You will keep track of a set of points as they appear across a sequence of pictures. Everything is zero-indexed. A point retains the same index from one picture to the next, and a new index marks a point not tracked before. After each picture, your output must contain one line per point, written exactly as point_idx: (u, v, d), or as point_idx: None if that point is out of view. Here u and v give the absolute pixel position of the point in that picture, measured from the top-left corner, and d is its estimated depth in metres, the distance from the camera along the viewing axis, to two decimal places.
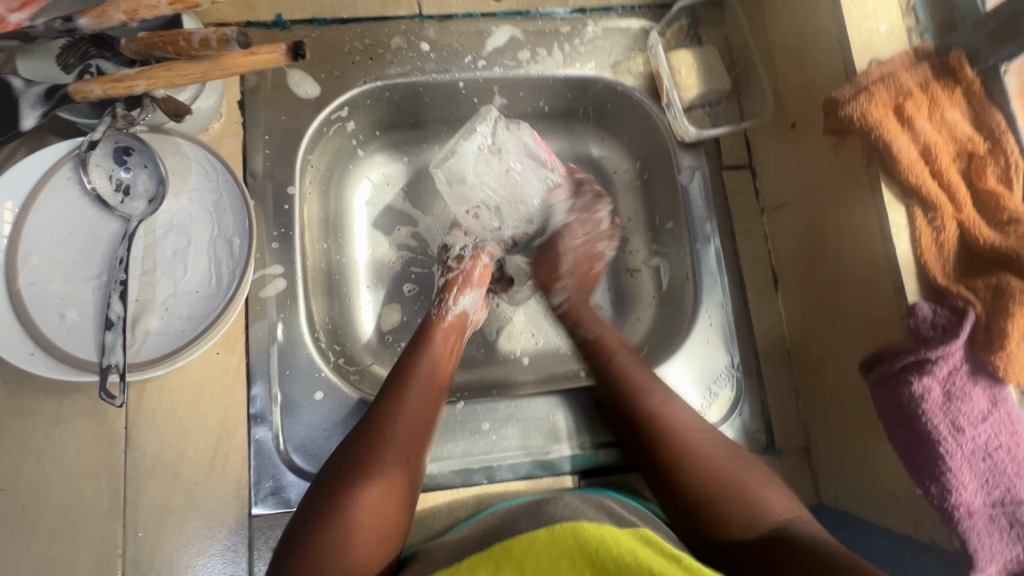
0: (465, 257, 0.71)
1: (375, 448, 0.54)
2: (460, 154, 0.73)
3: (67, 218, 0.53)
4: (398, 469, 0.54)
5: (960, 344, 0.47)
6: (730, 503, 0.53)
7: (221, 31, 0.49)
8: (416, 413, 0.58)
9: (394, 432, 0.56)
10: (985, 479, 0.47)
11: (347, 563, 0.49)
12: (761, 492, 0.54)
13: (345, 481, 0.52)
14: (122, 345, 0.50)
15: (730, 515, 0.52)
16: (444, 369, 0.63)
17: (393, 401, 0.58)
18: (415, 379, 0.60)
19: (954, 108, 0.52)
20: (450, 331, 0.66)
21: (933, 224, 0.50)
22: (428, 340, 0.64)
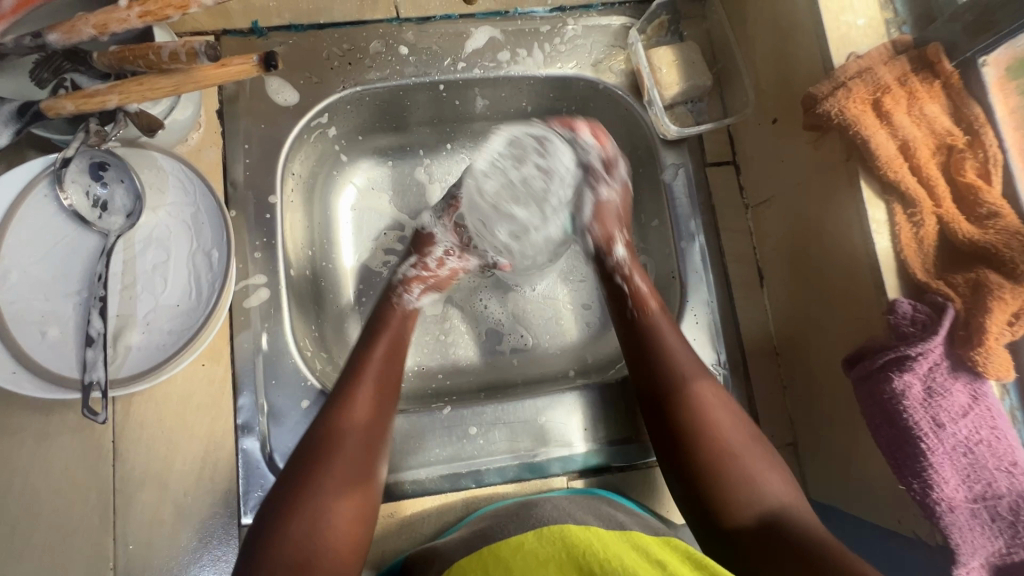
0: (444, 262, 0.71)
1: (321, 461, 0.52)
2: (502, 181, 0.70)
3: (45, 234, 0.53)
4: (365, 455, 0.54)
5: (940, 340, 0.47)
6: (729, 470, 0.52)
7: (189, 43, 0.47)
8: (375, 397, 0.57)
9: (343, 443, 0.53)
10: (967, 475, 0.47)
11: (325, 549, 0.48)
12: (762, 472, 0.52)
13: (315, 467, 0.51)
14: (104, 361, 0.49)
15: (735, 500, 0.51)
16: (393, 373, 0.60)
17: (336, 411, 0.55)
18: (361, 384, 0.57)
19: (933, 102, 0.52)
20: (394, 334, 0.63)
21: (912, 220, 0.50)
22: (374, 345, 0.61)
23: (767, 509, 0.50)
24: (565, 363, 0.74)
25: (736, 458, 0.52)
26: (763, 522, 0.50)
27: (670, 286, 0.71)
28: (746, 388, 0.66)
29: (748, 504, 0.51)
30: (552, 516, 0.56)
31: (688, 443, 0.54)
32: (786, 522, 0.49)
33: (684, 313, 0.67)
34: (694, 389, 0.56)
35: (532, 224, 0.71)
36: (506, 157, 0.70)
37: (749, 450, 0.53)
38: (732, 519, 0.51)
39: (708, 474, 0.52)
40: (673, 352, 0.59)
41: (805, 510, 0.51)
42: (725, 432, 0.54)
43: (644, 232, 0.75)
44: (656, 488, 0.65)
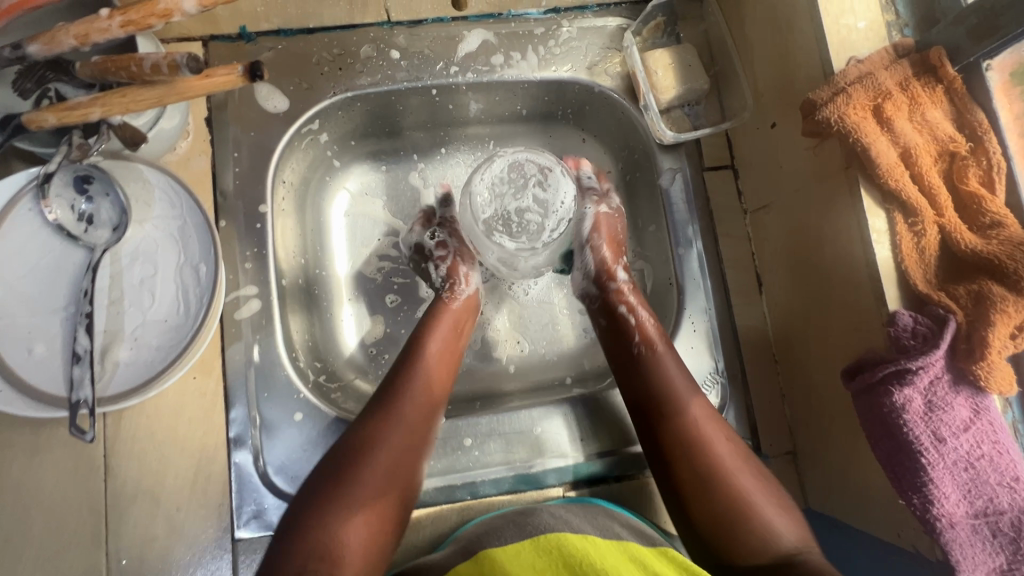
0: (448, 242, 0.71)
1: (361, 457, 0.54)
2: (496, 208, 0.70)
3: (29, 249, 0.52)
4: (408, 443, 0.56)
5: (941, 353, 0.46)
6: (740, 518, 0.52)
7: (171, 56, 0.46)
8: (424, 392, 0.59)
9: (386, 445, 0.55)
10: (968, 490, 0.46)
11: (351, 534, 0.50)
12: (772, 515, 0.52)
13: (357, 452, 0.54)
14: (91, 378, 0.49)
15: (745, 537, 0.51)
16: (440, 384, 0.61)
17: (384, 413, 0.57)
18: (416, 379, 0.60)
19: (935, 107, 0.50)
20: (444, 340, 0.64)
21: (914, 229, 0.49)
22: (421, 349, 0.62)
23: (783, 553, 0.50)
24: (561, 371, 0.73)
25: (743, 499, 0.53)
26: (779, 564, 0.49)
27: (667, 293, 0.70)
28: (745, 397, 0.65)
29: (763, 550, 0.51)
30: (550, 523, 0.55)
31: (691, 475, 0.55)
32: (804, 560, 0.49)
33: (681, 321, 0.66)
34: (698, 428, 0.56)
35: (521, 254, 0.70)
36: (504, 184, 0.70)
37: (756, 492, 0.53)
38: (741, 557, 0.51)
39: (714, 504, 0.53)
40: (676, 393, 0.58)
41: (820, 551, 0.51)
42: (729, 471, 0.54)
43: (641, 237, 0.74)
44: (652, 499, 0.64)
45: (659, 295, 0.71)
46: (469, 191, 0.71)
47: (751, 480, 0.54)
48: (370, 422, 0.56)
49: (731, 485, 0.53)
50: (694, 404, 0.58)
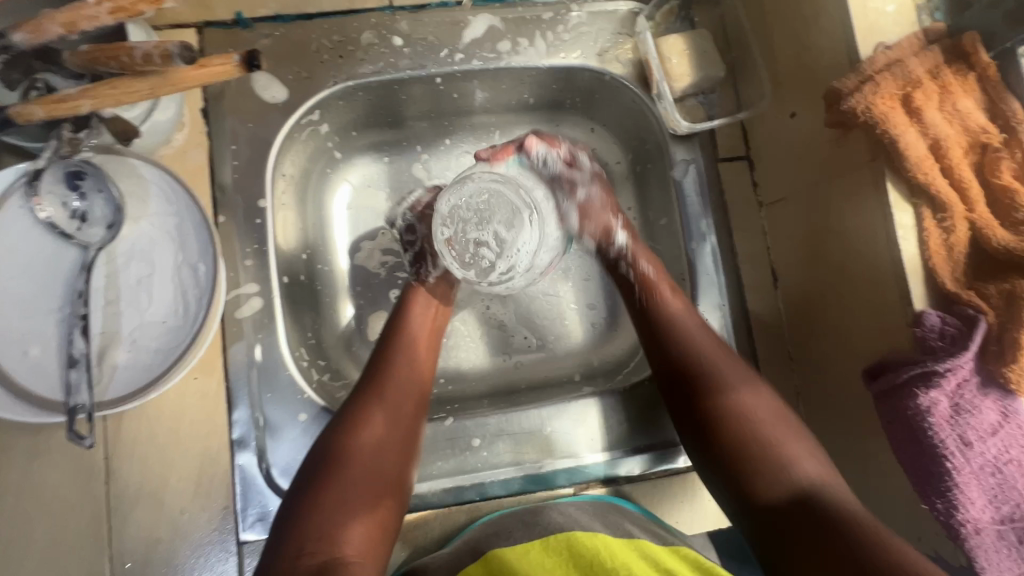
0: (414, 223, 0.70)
1: (349, 445, 0.52)
2: (454, 227, 0.63)
3: (20, 248, 0.50)
4: (394, 428, 0.54)
5: (970, 356, 0.44)
6: (761, 454, 0.50)
7: (164, 45, 0.44)
8: (407, 375, 0.58)
9: (372, 433, 0.53)
10: (994, 495, 0.45)
11: (350, 524, 0.48)
12: (795, 452, 0.50)
13: (343, 441, 0.52)
14: (87, 383, 0.47)
15: (763, 473, 0.50)
16: (424, 365, 0.60)
17: (370, 401, 0.55)
18: (395, 364, 0.58)
19: (967, 96, 0.48)
20: (421, 323, 0.62)
21: (942, 225, 0.47)
22: (403, 333, 0.61)
23: (800, 486, 0.48)
24: (569, 368, 0.72)
25: (766, 436, 0.51)
26: (796, 499, 0.48)
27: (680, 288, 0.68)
28: None
29: (781, 481, 0.49)
30: (559, 522, 0.55)
31: (711, 425, 0.53)
32: (819, 498, 0.47)
33: None
34: (717, 378, 0.54)
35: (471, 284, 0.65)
36: (469, 210, 0.63)
37: (782, 432, 0.51)
38: (761, 494, 0.50)
39: (737, 448, 0.51)
40: (693, 341, 0.57)
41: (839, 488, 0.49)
42: (752, 415, 0.52)
43: (652, 231, 0.72)
44: (662, 501, 0.63)
45: None
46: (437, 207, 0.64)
47: (771, 414, 0.52)
48: (353, 408, 0.54)
49: (747, 424, 0.52)
50: (718, 357, 0.56)
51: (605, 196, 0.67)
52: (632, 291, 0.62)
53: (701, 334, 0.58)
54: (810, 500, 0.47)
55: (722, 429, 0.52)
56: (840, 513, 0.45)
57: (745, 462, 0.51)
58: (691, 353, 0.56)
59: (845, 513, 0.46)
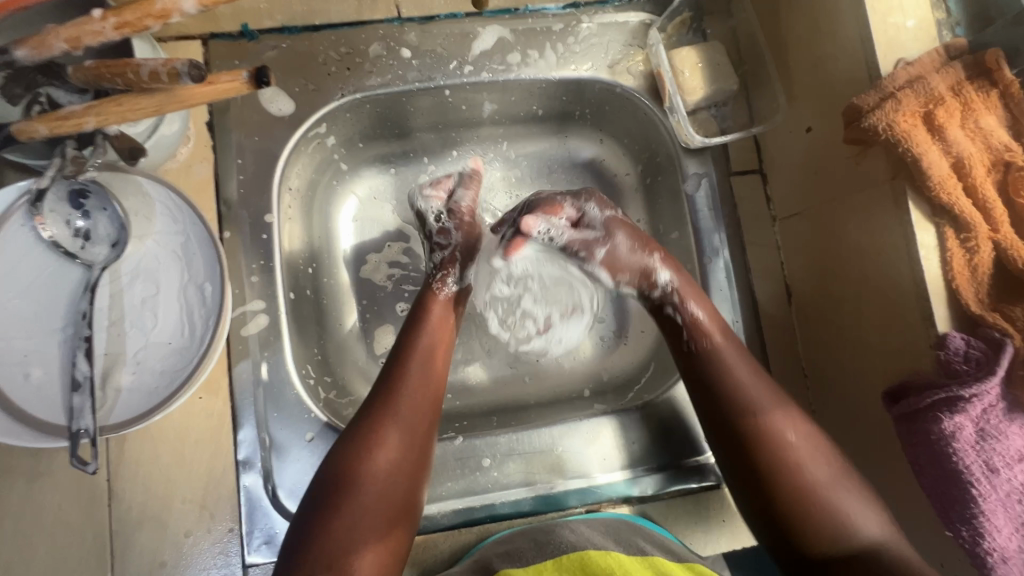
0: (449, 229, 0.66)
1: (362, 468, 0.50)
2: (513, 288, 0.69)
3: (24, 267, 0.49)
4: (408, 451, 0.53)
5: (996, 380, 0.43)
6: (817, 509, 0.49)
7: (170, 64, 0.42)
8: (420, 393, 0.55)
9: (385, 455, 0.51)
10: (1021, 522, 0.44)
11: (360, 552, 0.47)
12: (852, 508, 0.49)
13: (354, 465, 0.50)
14: (93, 407, 0.46)
15: (818, 528, 0.49)
16: (436, 375, 0.57)
17: (380, 418, 0.53)
18: (408, 384, 0.55)
19: (989, 113, 0.47)
20: (435, 332, 0.60)
21: (965, 245, 0.46)
22: (415, 342, 0.58)
23: (858, 547, 0.47)
24: (579, 384, 0.71)
25: (822, 493, 0.49)
26: (849, 557, 0.47)
27: None
28: None
29: (836, 536, 0.48)
30: (572, 542, 0.54)
31: (768, 483, 0.51)
32: (880, 556, 0.46)
33: None
34: (768, 424, 0.52)
35: (503, 340, 0.71)
36: (539, 283, 0.69)
37: (840, 487, 0.49)
38: (813, 547, 0.49)
39: (791, 497, 0.50)
40: (751, 402, 0.53)
41: (903, 541, 0.48)
42: (806, 474, 0.50)
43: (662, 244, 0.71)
44: (674, 522, 0.61)
45: None
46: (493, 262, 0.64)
47: (830, 466, 0.50)
48: (364, 425, 0.53)
49: (803, 473, 0.50)
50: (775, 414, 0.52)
51: (632, 238, 0.61)
52: (678, 335, 0.58)
53: (750, 376, 0.54)
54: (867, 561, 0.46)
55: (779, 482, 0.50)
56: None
57: (801, 517, 0.49)
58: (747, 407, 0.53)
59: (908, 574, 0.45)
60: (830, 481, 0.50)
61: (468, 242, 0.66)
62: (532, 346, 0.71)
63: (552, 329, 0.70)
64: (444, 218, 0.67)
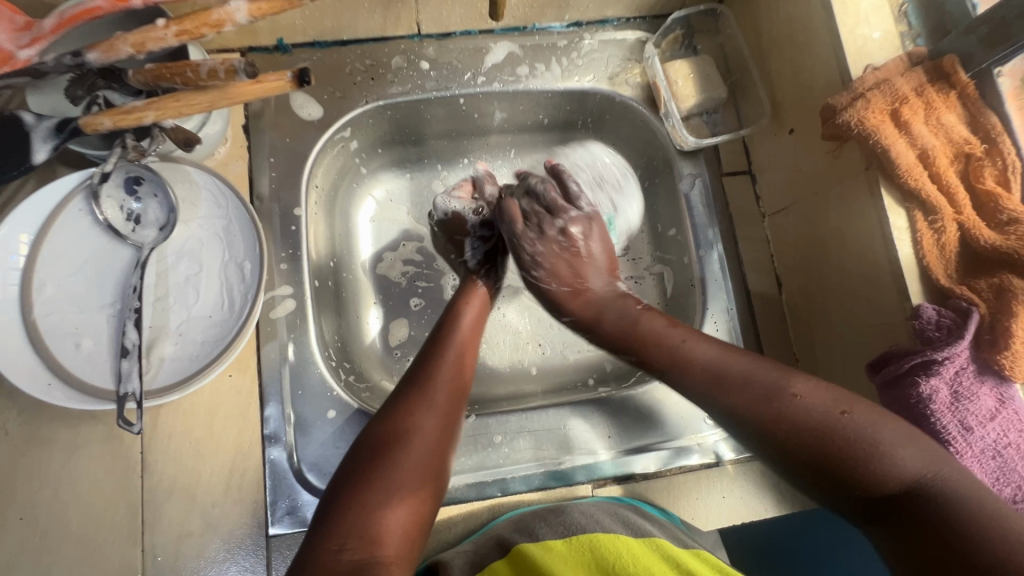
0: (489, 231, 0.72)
1: (400, 437, 0.54)
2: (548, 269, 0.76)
3: (80, 248, 0.54)
4: (439, 431, 0.56)
5: (966, 345, 0.47)
6: (845, 459, 0.45)
7: (229, 62, 0.50)
8: (453, 377, 0.59)
9: (421, 428, 0.55)
10: (996, 478, 0.48)
11: (393, 520, 0.49)
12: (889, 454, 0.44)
13: (391, 441, 0.53)
14: (139, 372, 0.50)
15: (862, 476, 0.44)
16: (467, 363, 0.62)
17: (416, 395, 0.57)
18: (443, 368, 0.60)
19: (949, 111, 0.53)
20: (470, 325, 0.65)
21: (933, 227, 0.51)
22: (453, 329, 0.64)
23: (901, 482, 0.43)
24: (583, 373, 0.75)
25: (850, 439, 0.45)
26: (906, 492, 0.43)
27: (690, 293, 0.71)
28: None
29: (883, 481, 0.43)
30: (581, 524, 0.57)
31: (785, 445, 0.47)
32: (932, 491, 0.42)
33: (704, 321, 0.68)
34: (744, 383, 0.50)
35: (549, 364, 0.76)
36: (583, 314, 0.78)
37: (844, 418, 0.46)
38: (867, 499, 0.44)
39: (813, 449, 0.46)
40: (720, 372, 0.52)
41: (952, 477, 0.43)
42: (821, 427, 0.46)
43: (661, 242, 0.76)
44: (677, 497, 0.64)
45: (681, 296, 0.73)
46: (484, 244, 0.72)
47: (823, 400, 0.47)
48: (400, 399, 0.57)
49: (796, 419, 0.47)
50: (756, 373, 0.50)
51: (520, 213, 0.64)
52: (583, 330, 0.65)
53: (717, 353, 0.53)
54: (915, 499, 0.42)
55: (793, 433, 0.47)
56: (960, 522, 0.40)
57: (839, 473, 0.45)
58: (717, 378, 0.51)
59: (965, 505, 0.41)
60: (834, 422, 0.46)
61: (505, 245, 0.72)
62: (573, 367, 0.75)
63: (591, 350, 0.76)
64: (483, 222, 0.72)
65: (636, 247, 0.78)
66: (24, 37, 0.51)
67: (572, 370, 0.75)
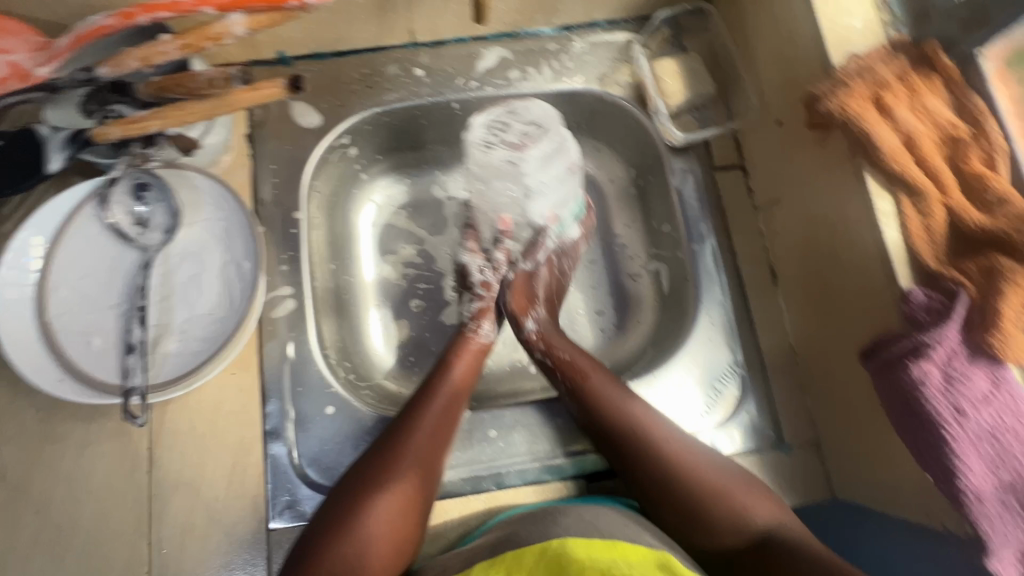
0: (490, 282, 0.73)
1: (364, 505, 0.54)
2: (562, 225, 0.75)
3: (90, 253, 0.57)
4: (408, 489, 0.55)
5: (954, 327, 0.47)
6: (717, 505, 0.55)
7: (225, 71, 0.54)
8: (433, 433, 0.59)
9: (392, 490, 0.55)
10: (993, 463, 0.47)
11: None
12: (751, 501, 0.55)
13: (361, 498, 0.54)
14: (143, 367, 0.54)
15: (715, 517, 0.55)
16: (454, 417, 0.61)
17: (396, 453, 0.57)
18: (422, 423, 0.59)
19: (935, 96, 0.53)
20: (457, 382, 0.63)
21: (921, 210, 0.51)
22: (442, 380, 0.63)
23: (757, 529, 0.54)
24: None
25: (723, 488, 0.56)
26: (754, 542, 0.54)
27: (684, 288, 0.72)
28: (765, 387, 0.67)
29: (738, 527, 0.54)
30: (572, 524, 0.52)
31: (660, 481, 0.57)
32: (777, 536, 0.53)
33: (698, 315, 0.68)
34: (639, 416, 0.59)
35: None
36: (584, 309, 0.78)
37: (711, 467, 0.57)
38: (720, 540, 0.55)
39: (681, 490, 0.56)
40: (619, 404, 0.60)
41: (794, 526, 0.54)
42: (701, 469, 0.57)
43: (656, 238, 0.76)
44: None
45: (676, 292, 0.73)
46: (524, 208, 0.73)
47: (711, 459, 0.58)
48: (381, 455, 0.57)
49: (673, 459, 0.57)
50: (632, 397, 0.61)
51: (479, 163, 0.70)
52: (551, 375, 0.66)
53: (614, 392, 0.61)
54: (765, 547, 0.53)
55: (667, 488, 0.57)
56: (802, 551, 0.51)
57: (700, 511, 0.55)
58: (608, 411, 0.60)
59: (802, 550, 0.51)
60: (718, 481, 0.56)
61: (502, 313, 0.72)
62: None
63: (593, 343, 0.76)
64: (485, 270, 0.73)
65: (633, 244, 0.79)
66: (42, 57, 0.55)
67: None
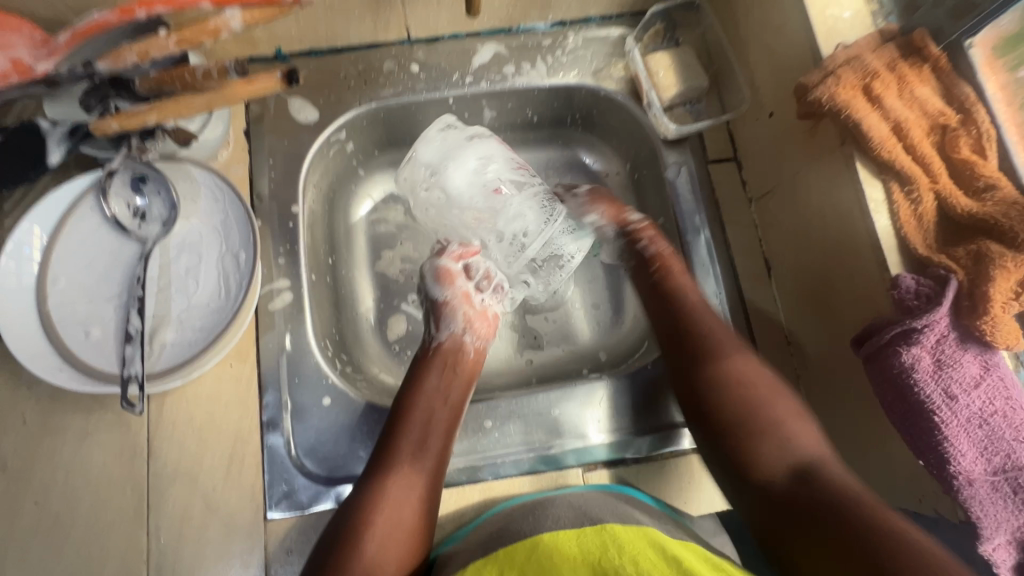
0: (433, 282, 0.72)
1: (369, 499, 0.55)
2: (510, 178, 0.73)
3: (89, 245, 0.58)
4: (404, 479, 0.57)
5: (944, 311, 0.47)
6: (765, 432, 0.56)
7: (221, 63, 0.54)
8: (422, 426, 0.61)
9: (391, 484, 0.56)
10: (985, 447, 0.47)
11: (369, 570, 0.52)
12: (795, 427, 0.56)
13: (363, 494, 0.56)
14: (141, 356, 0.54)
15: (766, 448, 0.55)
16: (443, 411, 0.63)
17: (391, 448, 0.59)
18: (412, 417, 0.62)
19: (923, 84, 0.53)
20: (443, 377, 0.66)
21: (910, 197, 0.51)
22: (424, 376, 0.65)
23: (800, 463, 0.54)
24: (579, 363, 0.75)
25: (774, 418, 0.57)
26: (795, 475, 0.53)
27: None
28: None
29: (782, 454, 0.55)
30: (568, 510, 0.52)
31: (726, 406, 0.58)
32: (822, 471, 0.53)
33: None
34: (726, 361, 0.61)
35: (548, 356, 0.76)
36: (584, 303, 0.78)
37: (773, 394, 0.58)
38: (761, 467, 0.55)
39: (741, 418, 0.57)
40: (711, 336, 0.63)
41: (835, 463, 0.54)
42: (757, 398, 0.58)
43: None
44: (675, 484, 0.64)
45: None
46: (448, 188, 0.72)
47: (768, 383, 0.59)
48: (361, 509, 0.55)
49: (740, 396, 0.58)
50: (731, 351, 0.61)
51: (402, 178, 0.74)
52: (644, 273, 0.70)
53: (716, 322, 0.64)
54: (806, 478, 0.53)
55: (729, 406, 0.58)
56: (843, 493, 0.50)
57: (746, 443, 0.56)
58: (687, 325, 0.64)
59: (842, 491, 0.50)
60: (771, 406, 0.57)
61: (459, 312, 0.70)
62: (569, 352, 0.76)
63: (589, 333, 0.76)
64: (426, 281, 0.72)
65: None
66: (42, 53, 0.55)
67: (569, 359, 0.75)
